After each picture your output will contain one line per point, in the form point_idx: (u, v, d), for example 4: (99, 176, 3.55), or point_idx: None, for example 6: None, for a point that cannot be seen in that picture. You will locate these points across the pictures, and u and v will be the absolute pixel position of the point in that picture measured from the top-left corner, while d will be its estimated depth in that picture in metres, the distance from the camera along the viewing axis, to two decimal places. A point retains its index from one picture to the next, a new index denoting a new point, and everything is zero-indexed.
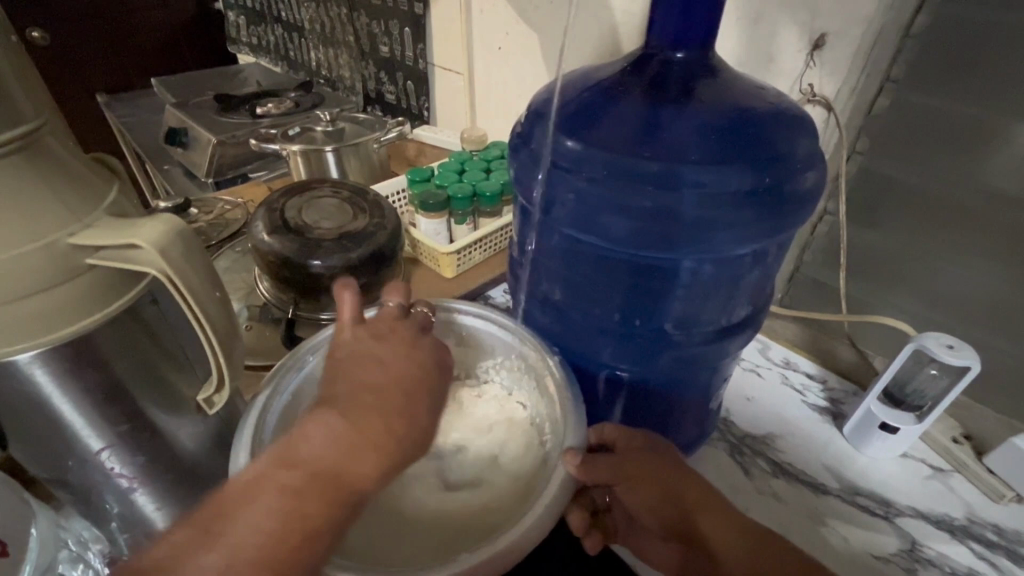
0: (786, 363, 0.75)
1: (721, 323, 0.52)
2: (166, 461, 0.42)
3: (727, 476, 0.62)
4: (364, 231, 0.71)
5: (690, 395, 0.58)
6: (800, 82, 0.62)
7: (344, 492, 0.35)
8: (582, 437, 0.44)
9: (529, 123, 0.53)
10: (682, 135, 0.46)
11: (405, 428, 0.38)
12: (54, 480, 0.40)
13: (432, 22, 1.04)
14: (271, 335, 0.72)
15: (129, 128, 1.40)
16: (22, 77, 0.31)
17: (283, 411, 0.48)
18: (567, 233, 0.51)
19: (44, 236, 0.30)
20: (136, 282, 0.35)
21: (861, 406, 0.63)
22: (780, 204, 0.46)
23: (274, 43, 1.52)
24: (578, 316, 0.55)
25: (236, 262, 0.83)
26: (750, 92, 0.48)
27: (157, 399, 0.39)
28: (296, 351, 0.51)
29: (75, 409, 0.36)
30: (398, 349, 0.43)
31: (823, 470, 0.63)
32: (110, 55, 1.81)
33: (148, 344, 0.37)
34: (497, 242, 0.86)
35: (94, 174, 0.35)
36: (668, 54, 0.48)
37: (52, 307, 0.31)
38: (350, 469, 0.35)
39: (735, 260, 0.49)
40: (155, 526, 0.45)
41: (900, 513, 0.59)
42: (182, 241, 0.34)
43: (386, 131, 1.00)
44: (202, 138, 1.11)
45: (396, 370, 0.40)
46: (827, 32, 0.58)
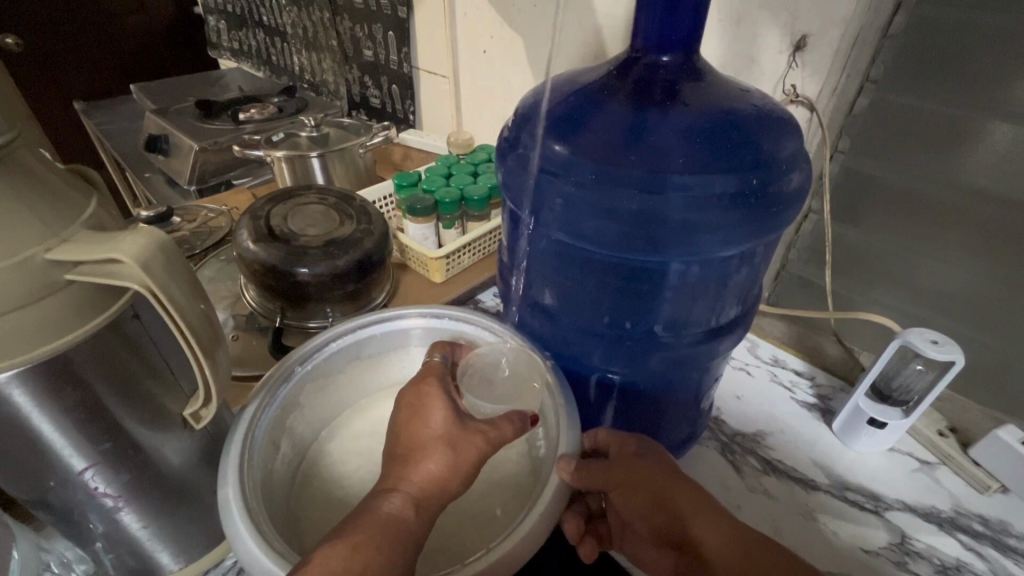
0: (775, 361, 0.76)
1: (710, 324, 0.53)
2: (151, 478, 0.41)
3: (719, 474, 0.63)
4: (351, 237, 0.70)
5: (682, 396, 0.58)
6: (783, 84, 0.63)
7: (406, 542, 0.36)
8: (575, 443, 0.44)
9: (515, 128, 0.53)
10: (668, 138, 0.46)
11: (445, 479, 0.40)
12: (34, 502, 0.39)
13: (416, 25, 1.03)
14: (259, 345, 0.71)
15: (109, 135, 1.37)
16: None
17: (271, 421, 0.47)
18: (556, 237, 0.51)
19: (18, 252, 0.29)
20: (118, 295, 0.34)
21: (850, 402, 0.64)
22: (767, 205, 0.46)
23: (256, 47, 1.51)
24: (568, 320, 0.55)
25: (220, 271, 0.82)
26: (734, 94, 0.48)
27: (141, 416, 0.38)
28: (284, 362, 0.50)
29: (56, 429, 0.35)
30: (435, 410, 0.43)
31: (813, 466, 0.63)
32: (88, 60, 1.77)
33: (130, 360, 0.36)
34: (486, 245, 0.86)
35: (71, 188, 0.34)
36: (653, 57, 0.48)
37: (30, 324, 0.31)
38: (407, 510, 0.37)
39: (723, 262, 0.49)
40: (142, 544, 0.44)
41: (888, 506, 0.59)
42: (163, 254, 0.33)
43: (372, 136, 0.99)
44: (183, 145, 1.09)
45: (433, 427, 0.42)
46: (807, 33, 0.58)
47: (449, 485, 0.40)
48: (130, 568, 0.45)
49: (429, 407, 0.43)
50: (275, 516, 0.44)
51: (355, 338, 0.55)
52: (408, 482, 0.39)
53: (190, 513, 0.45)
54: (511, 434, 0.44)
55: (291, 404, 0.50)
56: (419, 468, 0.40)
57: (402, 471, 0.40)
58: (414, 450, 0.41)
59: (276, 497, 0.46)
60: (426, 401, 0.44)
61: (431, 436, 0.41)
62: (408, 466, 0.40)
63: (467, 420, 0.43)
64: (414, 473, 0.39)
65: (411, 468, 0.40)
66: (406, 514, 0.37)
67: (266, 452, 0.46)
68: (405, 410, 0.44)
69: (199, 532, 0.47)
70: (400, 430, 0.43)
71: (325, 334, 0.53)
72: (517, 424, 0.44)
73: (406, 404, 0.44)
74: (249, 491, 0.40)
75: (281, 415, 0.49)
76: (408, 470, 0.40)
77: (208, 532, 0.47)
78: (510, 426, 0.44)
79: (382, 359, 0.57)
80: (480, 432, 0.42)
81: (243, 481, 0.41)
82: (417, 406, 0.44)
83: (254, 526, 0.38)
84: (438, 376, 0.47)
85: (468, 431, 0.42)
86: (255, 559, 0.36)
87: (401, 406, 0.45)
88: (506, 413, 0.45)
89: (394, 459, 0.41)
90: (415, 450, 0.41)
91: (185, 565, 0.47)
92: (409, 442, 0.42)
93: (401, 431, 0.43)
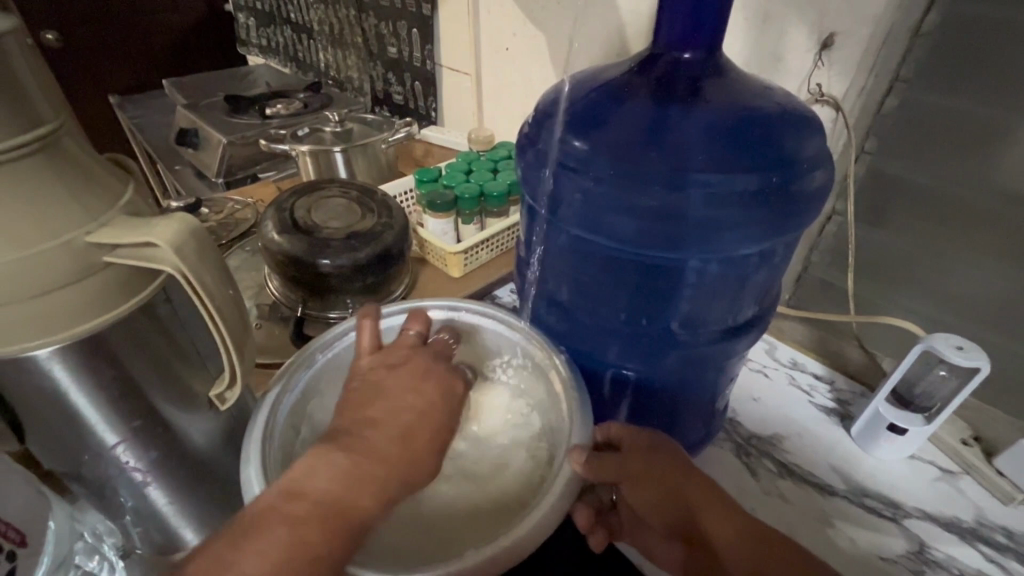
0: (793, 364, 0.75)
1: (727, 323, 0.52)
2: (178, 456, 0.43)
3: (734, 476, 0.62)
4: (372, 230, 0.72)
5: (697, 394, 0.58)
6: (808, 82, 0.62)
7: (360, 513, 0.37)
8: (587, 436, 0.45)
9: (536, 124, 0.53)
10: (688, 136, 0.46)
11: (410, 455, 0.41)
12: (69, 474, 0.41)
13: (440, 23, 1.04)
14: (282, 334, 0.73)
15: (142, 129, 1.42)
16: (41, 80, 0.31)
17: (291, 406, 0.49)
18: (575, 233, 0.51)
19: (63, 235, 0.31)
20: (152, 279, 0.36)
21: (868, 408, 0.63)
22: (787, 205, 0.46)
23: (283, 44, 1.54)
24: (585, 316, 0.55)
25: (245, 261, 0.84)
26: (756, 92, 0.48)
27: (171, 396, 0.40)
28: (306, 349, 0.52)
29: (91, 405, 0.37)
30: (420, 385, 0.45)
31: (831, 471, 0.62)
32: (122, 56, 1.83)
33: (162, 342, 0.38)
34: (505, 241, 0.86)
35: (111, 175, 0.35)
36: (676, 54, 0.48)
37: (72, 303, 0.32)
38: (369, 482, 0.38)
39: (742, 260, 0.49)
40: (168, 520, 0.46)
41: (907, 514, 0.58)
42: (196, 240, 0.34)
43: (394, 132, 1.00)
44: (212, 139, 1.12)
45: (418, 401, 0.44)
46: (835, 32, 0.58)
47: (410, 461, 0.41)
48: (155, 542, 0.47)
49: (416, 380, 0.45)
50: None
51: None
52: (368, 449, 0.39)
53: (213, 492, 0.47)
54: (478, 435, 0.47)
55: (311, 391, 0.51)
56: (388, 437, 0.41)
57: (360, 436, 0.40)
58: (384, 417, 0.42)
59: None
60: (409, 374, 0.46)
61: (408, 408, 0.43)
62: (375, 431, 0.41)
63: (450, 401, 0.46)
64: (378, 440, 0.40)
65: (377, 435, 0.41)
66: (367, 488, 0.38)
67: (287, 435, 0.47)
68: (377, 378, 0.45)
69: (221, 510, 0.48)
70: (366, 394, 0.44)
71: (346, 323, 0.55)
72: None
73: (384, 373, 0.45)
74: (271, 471, 0.42)
75: (302, 401, 0.50)
76: (370, 436, 0.40)
77: (230, 511, 0.49)
78: (472, 433, 0.47)
79: None
80: (454, 420, 0.45)
81: (265, 461, 0.42)
82: (400, 377, 0.45)
83: None
84: (429, 355, 0.49)
85: (444, 417, 0.44)
86: None
87: (372, 371, 0.46)
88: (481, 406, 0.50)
89: (356, 425, 0.41)
90: (385, 418, 0.42)
91: None
92: (375, 410, 0.42)
93: (372, 397, 0.43)
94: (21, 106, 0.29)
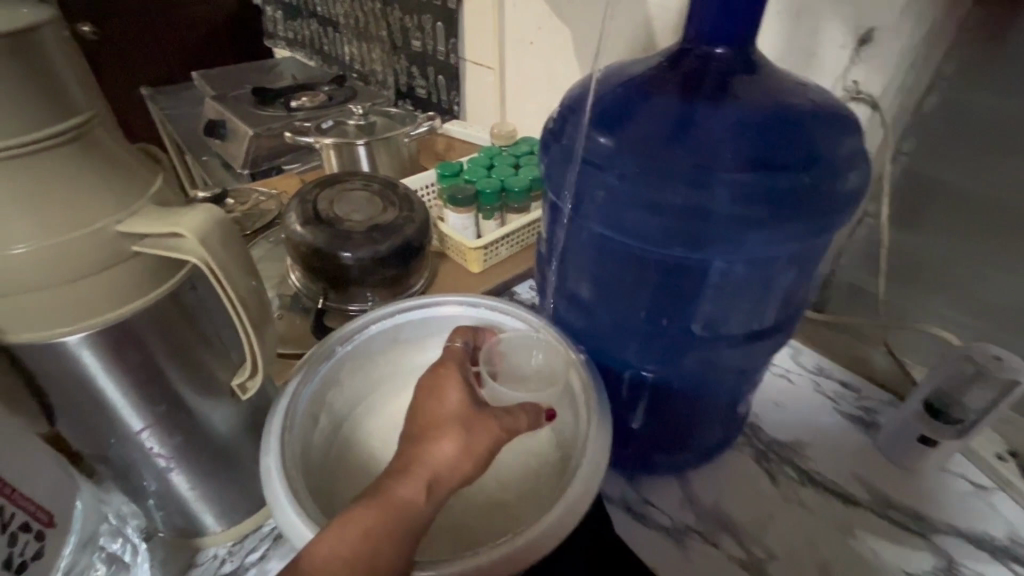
0: (818, 370, 0.73)
1: (751, 327, 0.51)
2: (200, 442, 0.44)
3: (754, 482, 0.61)
4: (393, 224, 0.72)
5: (718, 397, 0.57)
6: (845, 80, 0.62)
7: (416, 522, 0.36)
8: (604, 437, 0.44)
9: (561, 119, 0.53)
10: (716, 133, 0.45)
11: (459, 461, 0.40)
12: (96, 456, 0.42)
13: (465, 17, 1.04)
14: (303, 325, 0.74)
15: (172, 120, 1.45)
16: (76, 70, 0.32)
17: (311, 396, 0.49)
18: (596, 230, 0.51)
19: (93, 223, 0.31)
20: (178, 268, 0.37)
21: (897, 418, 0.62)
22: (820, 205, 0.44)
23: (309, 37, 1.55)
24: (603, 314, 0.54)
25: (269, 252, 0.85)
26: (789, 88, 0.47)
27: (194, 383, 0.41)
28: (326, 340, 0.52)
29: (118, 391, 0.38)
30: (451, 393, 0.44)
31: (855, 482, 0.61)
32: (155, 48, 1.87)
33: (187, 330, 0.39)
34: (525, 237, 0.86)
35: (141, 165, 0.36)
36: (705, 48, 0.47)
37: (100, 291, 0.33)
38: (419, 490, 0.37)
39: (771, 262, 0.46)
40: (189, 504, 0.47)
41: (935, 529, 0.57)
42: (222, 231, 0.35)
43: (417, 126, 1.00)
44: (239, 131, 1.14)
45: (453, 408, 0.42)
46: (875, 27, 0.57)
47: (461, 468, 0.40)
48: (177, 525, 0.48)
49: (448, 389, 0.44)
50: (312, 488, 0.46)
51: (393, 321, 0.56)
52: (423, 463, 0.39)
53: (233, 478, 0.48)
54: (525, 425, 0.44)
55: (330, 382, 0.52)
56: (434, 448, 0.40)
57: (416, 451, 0.40)
58: (432, 429, 0.41)
59: (313, 469, 0.48)
60: (444, 384, 0.45)
61: (448, 417, 0.42)
62: (426, 445, 0.40)
63: (482, 406, 0.43)
64: (429, 453, 0.39)
65: (427, 449, 0.40)
66: (420, 497, 0.37)
67: (306, 426, 0.48)
68: (424, 391, 0.45)
69: (241, 497, 0.49)
70: (418, 411, 0.43)
71: (366, 316, 0.55)
72: (532, 416, 0.45)
73: (426, 385, 0.45)
74: (289, 461, 0.43)
75: (321, 392, 0.51)
76: (422, 451, 0.40)
77: (249, 498, 0.50)
78: (524, 418, 0.45)
79: (418, 344, 0.58)
80: (495, 418, 0.43)
81: (284, 451, 0.43)
82: (436, 388, 0.44)
83: (294, 496, 0.40)
84: (459, 362, 0.47)
85: (484, 416, 0.42)
86: (294, 528, 0.38)
87: (420, 387, 0.45)
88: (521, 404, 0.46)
89: (410, 440, 0.41)
90: (431, 429, 0.41)
91: (227, 527, 0.50)
92: (424, 422, 0.42)
93: (419, 412, 0.43)
94: (56, 96, 0.30)
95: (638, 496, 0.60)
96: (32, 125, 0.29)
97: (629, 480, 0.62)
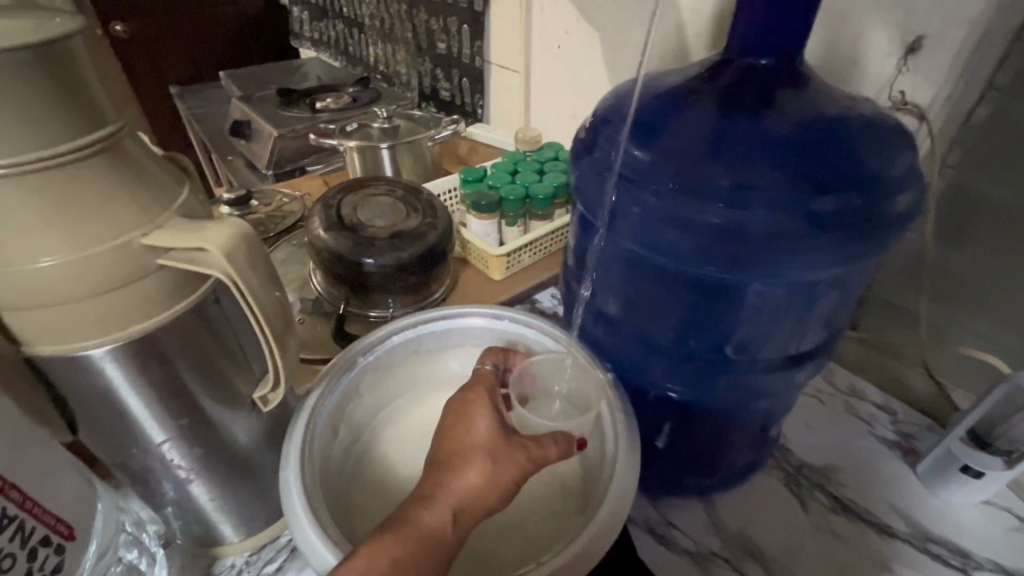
0: (852, 391, 0.70)
1: (788, 351, 0.49)
2: (221, 453, 0.43)
3: (783, 507, 0.59)
4: (416, 230, 0.71)
5: (749, 420, 0.55)
6: (890, 89, 0.58)
7: (440, 553, 0.35)
8: (632, 463, 0.43)
9: (593, 130, 0.51)
10: (758, 148, 0.43)
11: (485, 491, 0.39)
12: (116, 465, 0.42)
13: (491, 19, 1.03)
14: (323, 330, 0.73)
15: (198, 119, 1.46)
16: (105, 79, 0.31)
17: (332, 408, 0.48)
18: (627, 246, 0.49)
19: (120, 236, 0.31)
20: (203, 281, 0.36)
21: (940, 445, 0.59)
22: (872, 228, 0.41)
23: (334, 37, 1.56)
24: (632, 332, 0.52)
25: (290, 255, 0.85)
26: (836, 103, 0.45)
27: (216, 395, 0.40)
28: (348, 351, 0.51)
29: (141, 403, 0.37)
30: (479, 419, 0.43)
31: (892, 511, 0.58)
32: (184, 47, 1.89)
33: (210, 343, 0.38)
34: (548, 244, 0.84)
35: (169, 175, 0.35)
36: (750, 59, 0.45)
37: (126, 304, 0.33)
38: (445, 520, 0.37)
39: (811, 286, 0.44)
40: (208, 514, 0.46)
41: (978, 566, 0.54)
42: (247, 245, 0.34)
43: (441, 129, 1.00)
44: (264, 132, 1.14)
45: (480, 435, 0.42)
46: (925, 35, 0.53)
47: (487, 499, 0.39)
48: (194, 534, 0.48)
49: (475, 416, 0.43)
50: (331, 503, 0.45)
51: (416, 333, 0.54)
52: (448, 491, 0.38)
53: (252, 489, 0.47)
54: (555, 455, 0.43)
55: (352, 393, 0.51)
56: (460, 477, 0.39)
57: (441, 479, 0.39)
58: (458, 456, 0.40)
59: (333, 483, 0.47)
60: (471, 409, 0.44)
61: (475, 445, 0.41)
62: (452, 473, 0.39)
63: (511, 435, 0.42)
64: (455, 482, 0.39)
65: (453, 477, 0.39)
66: (446, 526, 0.36)
67: (327, 438, 0.47)
68: (451, 416, 0.44)
69: (260, 508, 0.49)
70: (445, 436, 0.43)
71: (388, 327, 0.54)
72: (563, 446, 0.44)
73: (453, 410, 0.44)
74: (309, 476, 0.42)
75: (342, 403, 0.50)
76: (448, 479, 0.39)
77: (268, 508, 0.49)
78: (553, 447, 0.43)
79: (440, 355, 0.57)
80: (523, 448, 0.42)
81: (305, 466, 0.42)
82: (464, 414, 0.44)
83: (314, 513, 0.39)
84: (488, 387, 0.47)
85: (512, 446, 0.41)
86: (313, 547, 0.37)
87: (447, 411, 0.45)
88: (551, 433, 0.45)
89: (436, 467, 0.40)
90: (457, 457, 0.40)
91: (245, 537, 0.49)
92: (450, 448, 0.41)
93: (445, 437, 0.42)
94: (85, 108, 0.29)
95: (661, 518, 0.58)
96: (60, 136, 0.28)
97: (653, 500, 0.60)
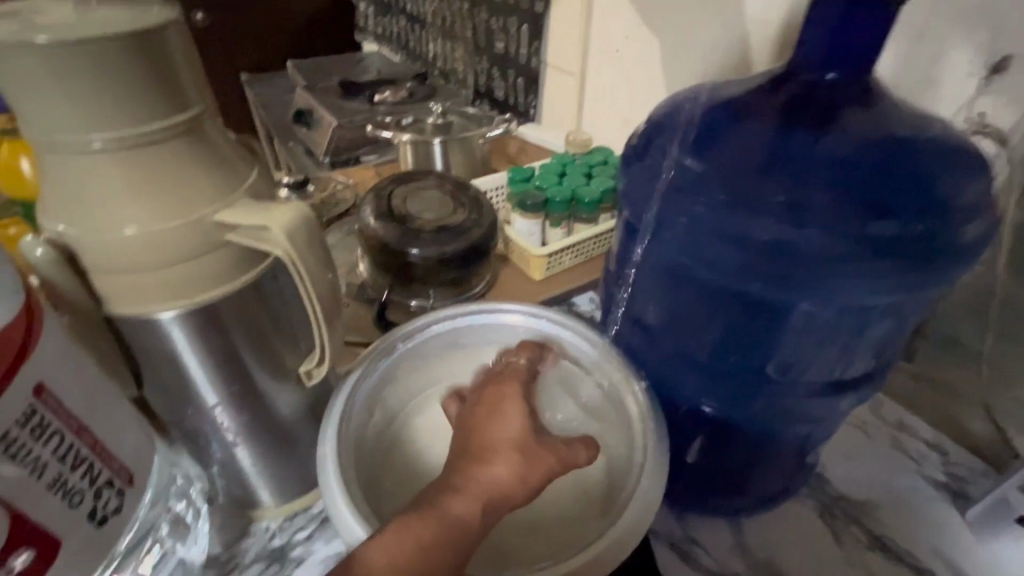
0: (900, 426, 0.67)
1: (834, 376, 0.47)
2: (265, 421, 0.46)
3: (815, 538, 0.57)
4: (462, 225, 0.73)
5: (786, 444, 0.53)
6: (969, 110, 0.54)
7: (464, 542, 0.36)
8: (657, 478, 0.43)
9: (647, 137, 0.53)
10: (811, 167, 0.44)
11: (512, 487, 0.39)
12: (172, 422, 0.45)
13: (551, 21, 1.03)
14: (366, 314, 0.76)
15: (264, 105, 1.53)
16: (191, 65, 0.34)
17: (369, 389, 0.50)
18: (671, 255, 0.48)
19: (194, 212, 0.33)
20: (263, 259, 0.38)
21: (993, 491, 0.55)
22: (930, 255, 0.40)
23: (396, 33, 1.60)
24: (670, 343, 0.51)
25: (340, 240, 0.88)
26: (901, 125, 0.44)
27: (265, 366, 0.43)
28: (389, 336, 0.53)
29: (199, 366, 0.40)
30: (512, 415, 0.43)
31: (934, 555, 0.55)
32: (256, 37, 1.99)
33: (264, 316, 0.40)
34: (590, 248, 0.84)
35: (241, 158, 0.38)
36: (815, 74, 0.43)
37: (194, 274, 0.35)
38: (472, 511, 0.37)
39: (864, 311, 0.42)
40: (249, 477, 0.49)
41: None
42: (306, 227, 0.36)
43: (493, 127, 1.02)
44: (325, 121, 1.19)
45: (512, 430, 0.41)
46: (1012, 54, 0.50)
47: (513, 494, 0.39)
48: (235, 495, 0.51)
49: (509, 410, 0.43)
50: (363, 479, 0.47)
51: (455, 324, 0.56)
52: (476, 484, 0.38)
53: (290, 458, 0.49)
54: (582, 459, 0.43)
55: (389, 377, 0.53)
56: (488, 470, 0.39)
57: (469, 470, 0.39)
58: (486, 449, 0.41)
59: (365, 461, 0.49)
60: (504, 403, 0.44)
61: (506, 441, 0.41)
62: (479, 465, 0.39)
63: (542, 434, 0.43)
64: (483, 475, 0.39)
65: (481, 470, 0.39)
66: (471, 517, 0.37)
67: (362, 418, 0.49)
68: (482, 407, 0.44)
69: (296, 476, 0.51)
70: (474, 427, 0.43)
71: (428, 316, 0.55)
72: (590, 451, 0.44)
73: (485, 402, 0.44)
74: (346, 449, 0.44)
75: (379, 386, 0.52)
76: (476, 471, 0.39)
77: (303, 479, 0.52)
78: (581, 451, 0.43)
79: (476, 349, 0.57)
80: (552, 449, 0.42)
81: (341, 440, 0.44)
82: (496, 407, 0.44)
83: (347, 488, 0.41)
84: (520, 382, 0.47)
85: (541, 445, 0.42)
86: (344, 519, 0.40)
87: (479, 402, 0.45)
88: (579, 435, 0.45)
89: (464, 456, 0.41)
90: (486, 450, 0.40)
91: (280, 503, 0.52)
92: (479, 439, 0.41)
93: (473, 427, 0.43)
94: (172, 91, 0.32)
95: (685, 534, 0.57)
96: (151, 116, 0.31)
97: (678, 514, 0.59)
